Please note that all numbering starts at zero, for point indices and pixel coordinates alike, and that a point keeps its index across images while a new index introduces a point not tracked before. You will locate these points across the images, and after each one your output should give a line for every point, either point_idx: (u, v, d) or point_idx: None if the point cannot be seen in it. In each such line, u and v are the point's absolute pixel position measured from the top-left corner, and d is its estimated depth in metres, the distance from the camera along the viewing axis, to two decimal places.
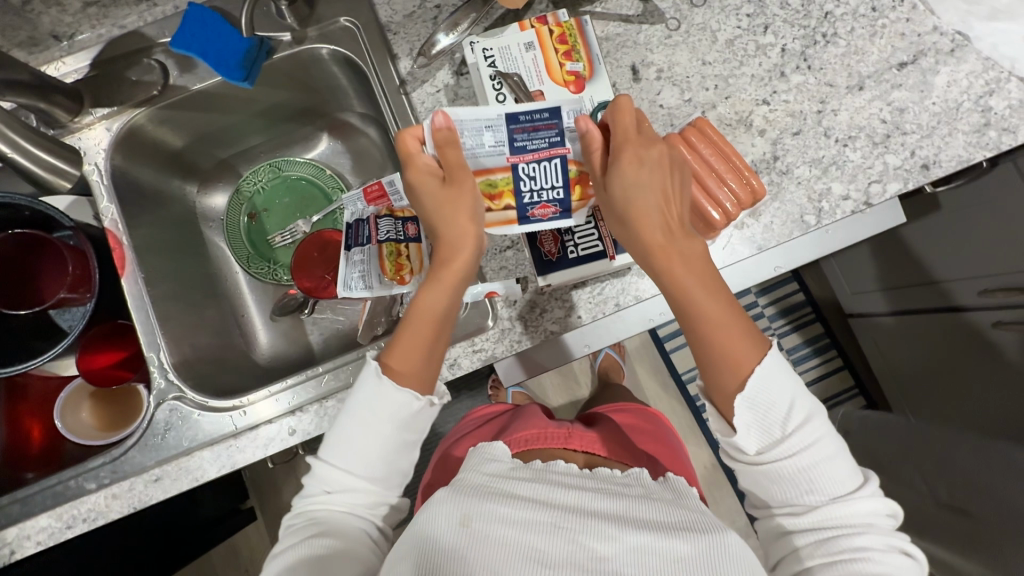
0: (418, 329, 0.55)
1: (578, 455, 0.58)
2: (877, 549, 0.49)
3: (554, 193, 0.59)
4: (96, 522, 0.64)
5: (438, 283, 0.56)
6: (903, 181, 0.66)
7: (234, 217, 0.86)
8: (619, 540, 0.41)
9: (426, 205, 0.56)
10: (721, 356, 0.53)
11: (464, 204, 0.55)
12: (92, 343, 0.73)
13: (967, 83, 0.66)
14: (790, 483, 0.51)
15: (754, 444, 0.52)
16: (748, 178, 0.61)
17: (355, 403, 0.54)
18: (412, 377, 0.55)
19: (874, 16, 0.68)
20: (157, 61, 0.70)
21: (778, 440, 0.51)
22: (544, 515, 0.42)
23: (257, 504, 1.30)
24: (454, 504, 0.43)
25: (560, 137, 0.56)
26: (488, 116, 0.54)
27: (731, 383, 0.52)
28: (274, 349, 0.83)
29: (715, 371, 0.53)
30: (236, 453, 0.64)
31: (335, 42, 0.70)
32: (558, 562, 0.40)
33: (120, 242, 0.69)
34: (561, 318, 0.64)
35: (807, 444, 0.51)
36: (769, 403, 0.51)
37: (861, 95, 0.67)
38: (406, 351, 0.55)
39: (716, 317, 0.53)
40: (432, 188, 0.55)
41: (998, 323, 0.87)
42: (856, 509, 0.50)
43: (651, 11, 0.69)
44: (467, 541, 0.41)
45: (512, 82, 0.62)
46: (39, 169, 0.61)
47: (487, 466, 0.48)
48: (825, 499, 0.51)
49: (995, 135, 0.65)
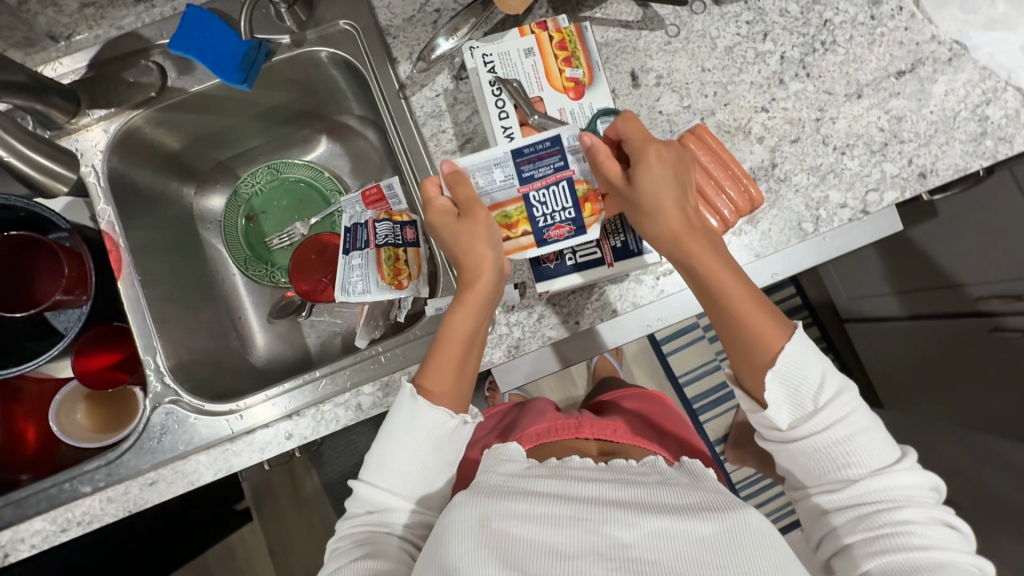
0: (447, 352, 0.56)
1: (592, 445, 0.60)
2: (919, 521, 0.50)
3: (565, 214, 0.59)
4: (91, 526, 0.63)
5: (463, 305, 0.57)
6: (900, 190, 0.66)
7: (232, 219, 0.86)
8: (637, 526, 0.41)
9: (447, 237, 0.58)
10: (751, 345, 0.54)
11: (482, 230, 0.56)
12: (86, 348, 0.71)
13: (964, 92, 0.66)
14: (827, 459, 0.52)
15: (787, 419, 0.54)
16: (746, 185, 0.62)
17: (395, 426, 0.54)
18: (447, 396, 0.56)
19: (873, 24, 0.68)
20: (155, 63, 0.69)
21: (811, 414, 0.53)
22: (564, 509, 0.43)
23: (253, 505, 1.28)
24: (473, 505, 0.44)
25: (564, 161, 0.58)
26: (497, 155, 0.59)
27: (762, 359, 0.54)
28: (271, 351, 0.83)
29: (743, 354, 0.55)
30: (232, 456, 0.64)
31: (334, 45, 0.70)
32: (578, 555, 0.40)
33: (117, 244, 0.69)
34: (558, 323, 0.64)
35: (840, 417, 0.52)
36: (800, 377, 0.53)
37: (859, 103, 0.67)
38: (437, 371, 0.56)
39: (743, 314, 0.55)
40: (450, 221, 0.58)
41: (994, 329, 0.88)
42: (896, 482, 0.51)
43: (651, 17, 0.69)
44: (489, 541, 0.41)
45: (512, 87, 0.62)
46: (36, 173, 0.61)
47: (503, 466, 0.49)
48: (864, 472, 0.52)
49: (992, 144, 0.66)
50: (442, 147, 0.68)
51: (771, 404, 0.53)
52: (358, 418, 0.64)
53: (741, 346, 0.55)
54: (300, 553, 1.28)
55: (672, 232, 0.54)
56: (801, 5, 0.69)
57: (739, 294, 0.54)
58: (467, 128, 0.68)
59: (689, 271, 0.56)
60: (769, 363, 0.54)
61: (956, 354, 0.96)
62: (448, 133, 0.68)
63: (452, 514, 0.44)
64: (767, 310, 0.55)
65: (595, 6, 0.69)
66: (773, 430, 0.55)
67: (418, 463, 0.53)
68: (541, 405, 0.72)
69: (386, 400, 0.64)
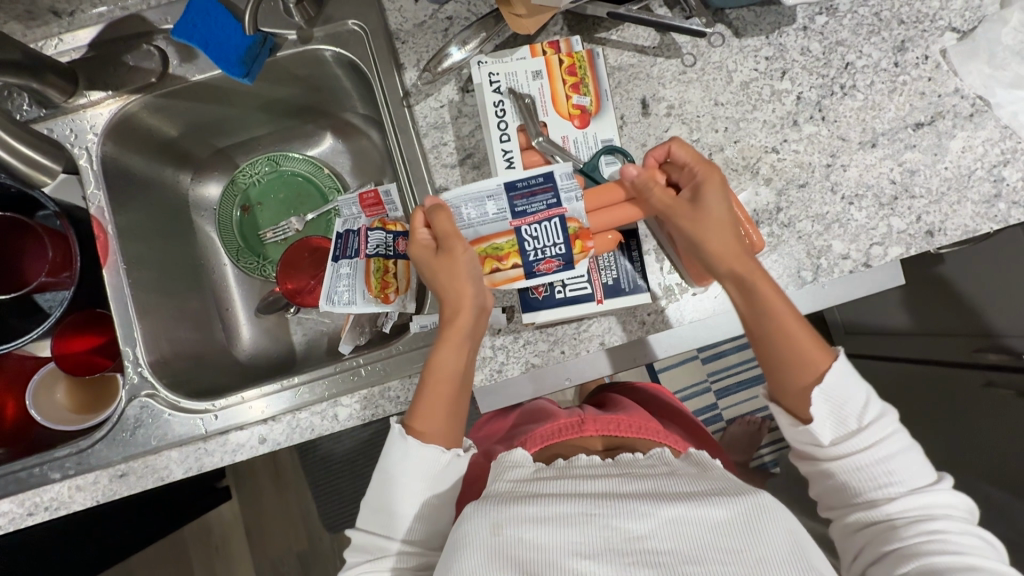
0: (433, 390, 0.56)
1: (596, 440, 0.58)
2: (952, 532, 0.48)
3: (556, 249, 0.58)
4: (58, 512, 0.63)
5: (447, 341, 0.56)
6: (905, 246, 0.64)
7: (227, 209, 0.85)
8: (652, 516, 0.40)
9: (429, 274, 0.58)
10: (796, 364, 0.53)
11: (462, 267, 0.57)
12: (66, 330, 0.71)
13: (982, 151, 0.64)
14: (866, 477, 0.50)
15: (829, 435, 0.52)
16: (748, 231, 0.60)
17: (387, 465, 0.53)
18: (438, 434, 0.55)
19: (895, 72, 0.66)
20: (157, 48, 0.68)
21: (853, 432, 0.51)
22: (574, 506, 0.42)
23: (234, 485, 1.28)
24: (481, 515, 0.42)
25: (556, 199, 0.58)
26: (488, 187, 0.59)
27: (802, 387, 0.53)
28: (257, 346, 0.82)
29: (783, 381, 0.54)
30: (204, 456, 0.64)
31: (341, 45, 0.69)
32: (591, 553, 0.39)
33: (105, 231, 0.68)
34: (544, 351, 0.63)
35: (885, 435, 0.51)
36: (845, 397, 0.52)
37: (872, 152, 0.65)
38: (428, 411, 0.55)
39: (792, 332, 0.53)
40: (433, 257, 0.57)
41: (989, 383, 0.86)
42: (933, 496, 0.49)
43: (668, 44, 0.67)
44: (498, 550, 0.40)
45: (530, 103, 0.63)
46: (20, 164, 0.65)
47: (510, 473, 0.48)
48: (901, 490, 0.50)
49: (1005, 208, 0.64)
50: (441, 160, 0.66)
51: (816, 417, 0.52)
52: (333, 429, 0.64)
53: (775, 380, 0.54)
54: (273, 538, 1.28)
55: (718, 257, 0.54)
56: (824, 45, 0.67)
57: (787, 327, 0.53)
58: (469, 143, 0.66)
59: (741, 290, 0.54)
60: (809, 388, 0.52)
61: (950, 403, 0.95)
62: (449, 147, 0.66)
63: (461, 527, 0.42)
64: (808, 337, 0.53)
65: (611, 27, 0.67)
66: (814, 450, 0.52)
67: (394, 490, 0.53)
68: (543, 410, 0.70)
69: (364, 414, 0.63)
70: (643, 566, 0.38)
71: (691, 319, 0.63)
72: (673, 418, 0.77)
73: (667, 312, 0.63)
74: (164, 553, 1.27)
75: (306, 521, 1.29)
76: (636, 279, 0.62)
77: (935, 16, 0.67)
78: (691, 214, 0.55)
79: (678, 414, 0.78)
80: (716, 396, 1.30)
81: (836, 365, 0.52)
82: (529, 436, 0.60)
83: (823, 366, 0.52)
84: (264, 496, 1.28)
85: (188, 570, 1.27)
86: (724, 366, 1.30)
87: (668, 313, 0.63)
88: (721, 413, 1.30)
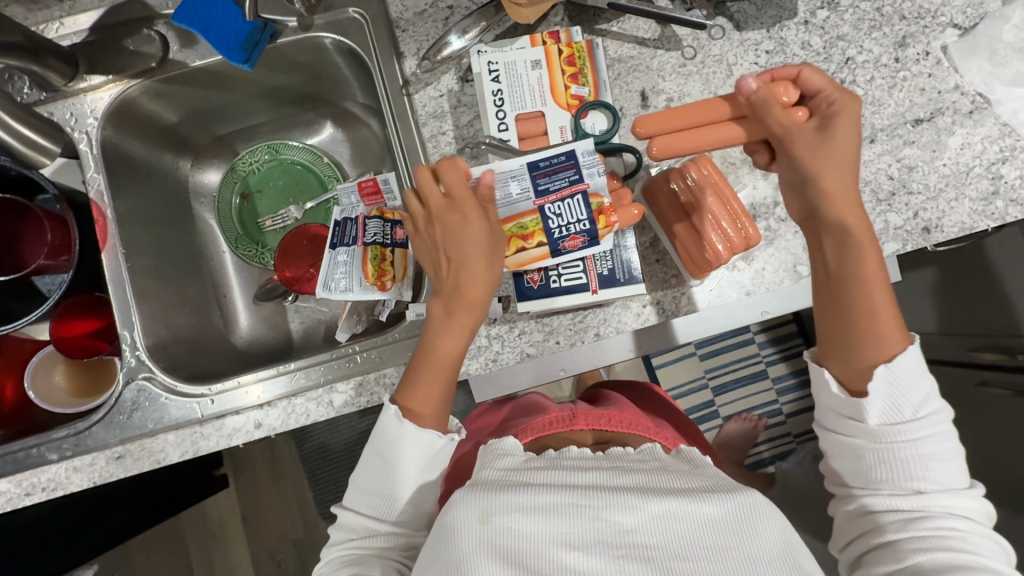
0: (433, 372, 0.56)
1: (587, 434, 0.58)
2: (972, 534, 0.47)
3: (580, 225, 0.57)
4: (54, 493, 0.64)
5: (448, 326, 0.56)
6: (902, 242, 0.64)
7: (227, 196, 0.85)
8: (643, 510, 0.41)
9: (451, 243, 0.55)
10: (871, 332, 0.51)
11: (488, 249, 0.55)
12: (66, 313, 0.71)
13: (981, 148, 0.64)
14: (900, 467, 0.49)
15: (878, 416, 0.50)
16: (744, 225, 0.57)
17: (377, 450, 0.54)
18: (432, 416, 0.55)
19: (895, 67, 0.66)
20: (158, 32, 0.68)
21: (906, 420, 0.49)
22: (566, 496, 0.42)
23: (232, 471, 1.29)
24: (470, 503, 0.42)
25: (579, 175, 0.58)
26: (511, 167, 0.58)
27: (870, 362, 0.51)
28: (254, 333, 0.82)
29: (852, 351, 0.52)
30: (200, 439, 0.64)
31: (341, 32, 0.69)
32: (580, 544, 0.40)
33: (104, 215, 0.68)
34: (538, 341, 0.63)
35: (927, 434, 0.49)
36: (908, 385, 0.50)
37: (871, 148, 0.65)
38: (426, 392, 0.55)
39: (873, 304, 0.51)
40: (470, 227, 0.54)
41: (984, 382, 0.87)
42: (963, 502, 0.49)
43: (668, 36, 0.67)
44: (489, 538, 0.40)
45: (492, 142, 0.61)
46: (16, 142, 0.65)
47: (501, 460, 0.47)
48: (936, 488, 0.49)
49: (1002, 205, 0.64)
50: (440, 149, 0.66)
51: (870, 393, 0.50)
52: (328, 415, 0.64)
53: (844, 342, 0.52)
54: (270, 526, 1.29)
55: (830, 196, 0.52)
56: (824, 39, 0.67)
57: (872, 294, 0.51)
58: (467, 133, 0.66)
59: (844, 241, 0.52)
60: (874, 364, 0.51)
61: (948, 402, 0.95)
62: (448, 136, 0.66)
63: (449, 512, 0.42)
64: (890, 315, 0.51)
65: (612, 18, 0.67)
66: (856, 424, 0.51)
67: (388, 476, 0.53)
68: (535, 403, 0.72)
69: (359, 401, 0.64)
70: (633, 560, 0.39)
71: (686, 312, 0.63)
72: (666, 414, 0.78)
73: (662, 304, 0.63)
74: (162, 537, 1.29)
75: (303, 509, 1.30)
76: (631, 269, 0.61)
77: (937, 12, 0.66)
78: (812, 144, 0.52)
79: (672, 413, 0.78)
80: (713, 391, 1.30)
81: (909, 351, 0.51)
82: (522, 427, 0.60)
83: (895, 350, 0.51)
84: (261, 483, 1.29)
85: (186, 554, 1.29)
86: (720, 361, 1.30)
87: (664, 306, 0.63)
88: (718, 410, 1.30)
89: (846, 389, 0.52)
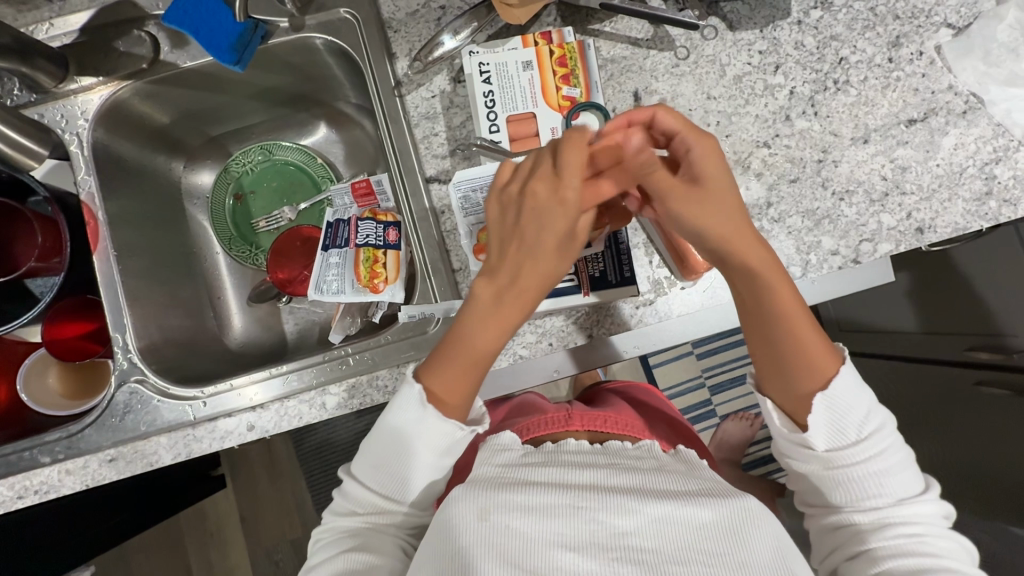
0: (465, 364, 0.51)
1: (581, 433, 0.58)
2: (929, 535, 0.48)
3: None
4: (47, 496, 0.63)
5: (492, 318, 0.50)
6: (895, 243, 0.64)
7: (220, 198, 0.85)
8: (638, 513, 0.40)
9: (530, 225, 0.48)
10: (798, 365, 0.50)
11: (563, 248, 0.49)
12: (58, 316, 0.71)
13: (975, 148, 0.64)
14: (854, 487, 0.50)
15: (824, 442, 0.50)
16: None
17: (367, 455, 0.53)
18: (457, 406, 0.52)
19: (889, 67, 0.66)
20: (149, 34, 0.68)
21: (852, 444, 0.50)
22: (562, 497, 0.42)
23: (229, 472, 1.29)
24: (470, 498, 0.42)
25: None
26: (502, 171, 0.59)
27: (805, 393, 0.50)
28: (247, 334, 0.82)
29: (786, 386, 0.51)
30: (193, 442, 0.64)
31: (333, 33, 0.68)
32: (575, 545, 0.39)
33: (95, 217, 0.68)
34: (531, 343, 0.63)
35: (878, 450, 0.49)
36: (846, 407, 0.50)
37: (864, 148, 0.65)
38: (455, 384, 0.52)
39: (802, 334, 0.50)
40: (560, 218, 0.47)
41: (980, 382, 0.89)
42: (920, 506, 0.49)
43: (661, 36, 0.66)
44: (484, 536, 0.40)
45: (484, 143, 0.61)
46: (8, 149, 0.63)
47: (498, 457, 0.47)
48: (889, 501, 0.49)
49: (995, 206, 0.63)
50: (432, 151, 0.66)
51: (813, 425, 0.50)
52: (321, 417, 0.64)
53: (776, 377, 0.51)
54: (267, 526, 1.29)
55: (726, 245, 0.48)
56: (818, 39, 0.66)
57: (796, 330, 0.50)
58: (459, 134, 0.66)
59: (753, 283, 0.49)
60: (810, 394, 0.50)
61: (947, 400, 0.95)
62: (440, 137, 0.66)
63: (449, 508, 0.42)
64: (818, 341, 0.50)
65: (605, 19, 0.67)
66: (807, 453, 0.51)
67: (382, 479, 0.52)
68: (531, 402, 0.72)
69: (352, 403, 0.64)
70: (627, 562, 0.38)
71: (679, 313, 0.63)
72: (661, 415, 0.78)
73: (655, 305, 0.63)
74: (159, 538, 1.29)
75: (301, 509, 1.30)
76: (623, 270, 0.61)
77: (931, 11, 0.66)
78: (695, 199, 0.47)
79: (666, 415, 0.79)
80: (710, 390, 1.30)
81: (844, 372, 0.50)
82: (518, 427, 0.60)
83: (829, 373, 0.50)
84: (259, 484, 1.29)
85: (183, 555, 1.29)
86: (716, 360, 1.31)
87: (657, 307, 0.63)
88: (715, 409, 1.30)
89: (790, 419, 0.52)
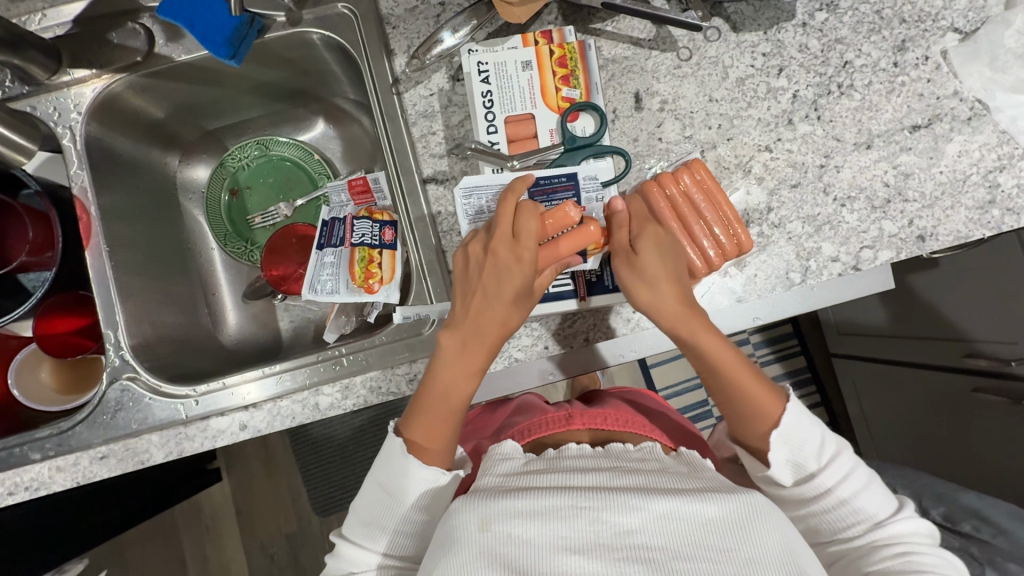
0: (437, 407, 0.52)
1: (584, 433, 0.57)
2: (918, 549, 0.47)
3: None
4: (37, 493, 0.63)
5: (459, 364, 0.52)
6: (896, 250, 0.63)
7: (216, 192, 0.84)
8: (643, 511, 0.39)
9: (491, 279, 0.52)
10: (743, 412, 0.52)
11: (522, 298, 0.52)
12: (49, 312, 0.71)
13: (979, 155, 0.63)
14: (835, 516, 0.49)
15: (788, 476, 0.51)
16: (736, 230, 0.57)
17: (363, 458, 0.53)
18: (437, 451, 0.52)
19: (894, 72, 0.65)
20: (144, 26, 0.67)
21: (814, 474, 0.50)
22: (565, 498, 0.40)
23: (224, 466, 1.29)
24: (471, 508, 0.40)
25: (577, 197, 0.59)
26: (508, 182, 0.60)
27: (761, 435, 0.51)
28: (242, 332, 0.82)
29: (743, 429, 0.52)
30: (185, 440, 0.64)
31: (331, 28, 0.67)
32: (582, 548, 0.37)
33: (88, 212, 0.67)
34: (528, 346, 0.62)
35: (841, 476, 0.49)
36: (797, 441, 0.50)
37: (867, 154, 0.64)
38: (432, 429, 0.52)
39: (737, 377, 0.52)
40: (518, 274, 0.51)
41: (978, 388, 0.90)
42: (899, 525, 0.49)
43: (663, 37, 0.65)
44: (489, 543, 0.38)
45: (478, 147, 0.61)
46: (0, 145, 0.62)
47: (501, 466, 0.46)
48: (869, 524, 0.49)
49: (998, 214, 0.63)
50: (429, 150, 0.65)
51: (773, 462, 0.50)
52: (314, 418, 0.64)
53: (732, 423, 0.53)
54: (263, 522, 1.29)
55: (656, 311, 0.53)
56: (822, 42, 0.65)
57: (732, 377, 0.52)
58: (457, 133, 0.65)
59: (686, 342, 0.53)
60: (765, 433, 0.51)
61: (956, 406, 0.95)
62: (438, 136, 0.65)
63: (450, 518, 0.40)
64: (756, 384, 0.52)
65: (607, 18, 0.66)
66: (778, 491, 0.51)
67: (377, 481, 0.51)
68: (534, 403, 0.71)
69: (345, 404, 0.63)
70: (632, 562, 0.37)
71: None
72: (663, 418, 0.77)
73: None
74: (154, 532, 1.29)
75: (297, 505, 1.30)
76: None
77: (938, 15, 0.65)
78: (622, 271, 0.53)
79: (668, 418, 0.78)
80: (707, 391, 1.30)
81: (789, 408, 0.51)
82: (518, 429, 0.60)
83: (776, 413, 0.51)
84: (254, 479, 1.29)
85: (177, 550, 1.29)
86: None
87: None
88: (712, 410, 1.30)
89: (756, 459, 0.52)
